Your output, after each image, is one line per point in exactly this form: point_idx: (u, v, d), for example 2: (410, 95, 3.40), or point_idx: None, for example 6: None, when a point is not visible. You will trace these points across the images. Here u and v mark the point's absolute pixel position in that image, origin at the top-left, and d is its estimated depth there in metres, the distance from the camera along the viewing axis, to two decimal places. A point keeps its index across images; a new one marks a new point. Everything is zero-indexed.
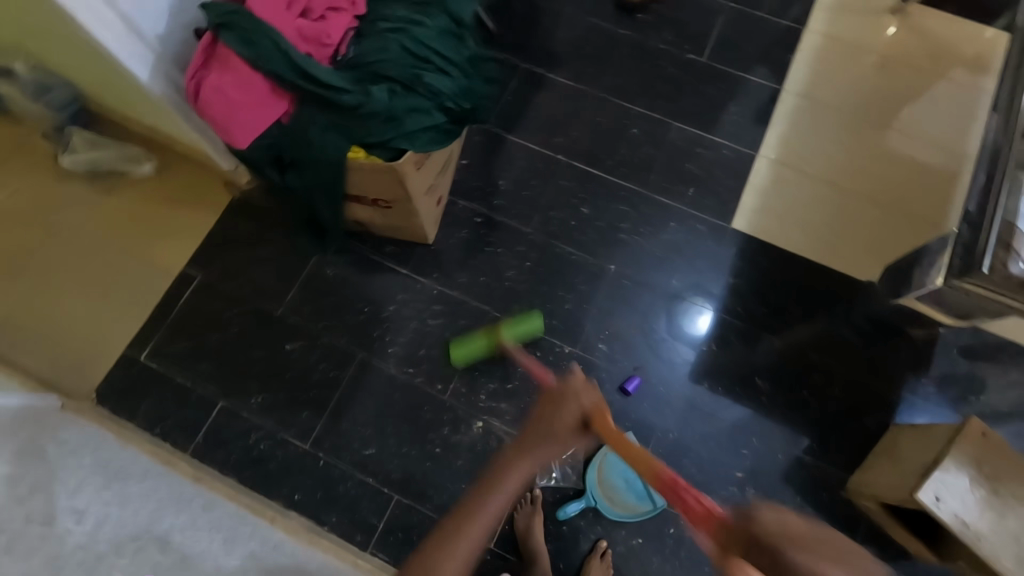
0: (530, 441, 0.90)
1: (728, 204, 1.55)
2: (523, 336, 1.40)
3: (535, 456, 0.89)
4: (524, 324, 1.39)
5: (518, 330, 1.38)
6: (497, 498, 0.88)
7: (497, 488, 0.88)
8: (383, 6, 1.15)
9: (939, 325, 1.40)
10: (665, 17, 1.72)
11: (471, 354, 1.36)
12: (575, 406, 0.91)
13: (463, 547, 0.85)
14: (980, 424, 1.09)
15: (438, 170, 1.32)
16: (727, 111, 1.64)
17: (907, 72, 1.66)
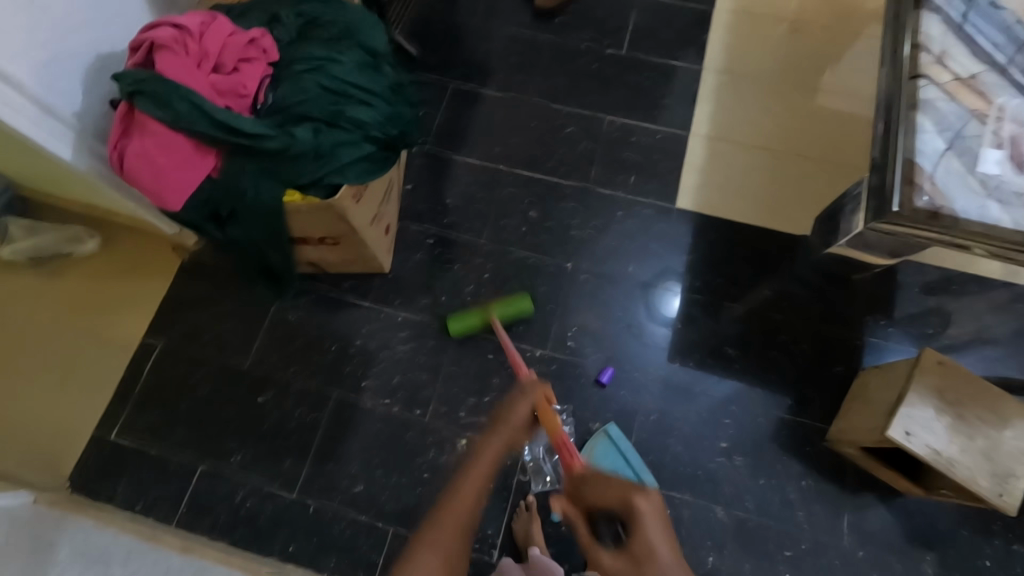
0: (491, 445, 0.89)
1: (670, 185, 1.59)
2: (512, 316, 1.43)
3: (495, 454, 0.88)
4: (512, 303, 1.43)
5: (507, 310, 1.42)
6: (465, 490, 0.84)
7: (469, 478, 0.86)
8: (295, 48, 1.16)
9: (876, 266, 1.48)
10: (581, 17, 1.78)
11: (465, 328, 1.42)
12: (527, 405, 0.94)
13: (450, 530, 0.81)
14: (936, 354, 1.13)
15: (380, 199, 1.33)
16: (654, 96, 1.68)
17: (811, 32, 1.74)
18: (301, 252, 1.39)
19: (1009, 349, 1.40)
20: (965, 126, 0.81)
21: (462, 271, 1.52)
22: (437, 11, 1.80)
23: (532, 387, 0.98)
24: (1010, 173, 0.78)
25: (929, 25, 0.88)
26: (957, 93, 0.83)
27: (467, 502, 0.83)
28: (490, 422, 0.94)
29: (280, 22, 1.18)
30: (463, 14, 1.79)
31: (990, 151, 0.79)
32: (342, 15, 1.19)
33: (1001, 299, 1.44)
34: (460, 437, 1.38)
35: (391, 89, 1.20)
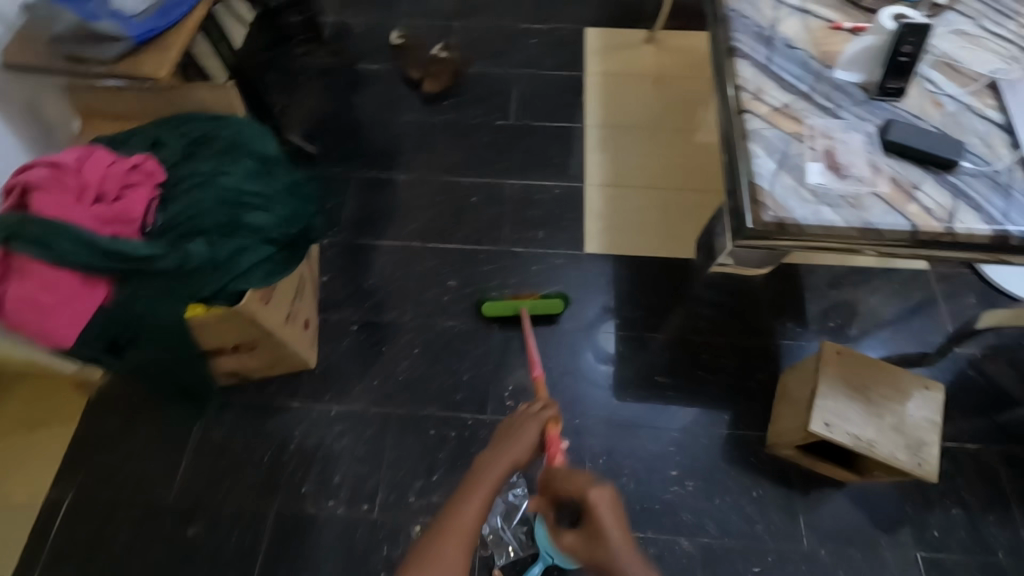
0: (490, 462, 0.95)
1: (577, 233, 1.68)
2: (546, 310, 1.51)
3: (492, 480, 0.91)
4: (543, 301, 1.51)
5: (539, 302, 1.51)
6: (455, 536, 0.83)
7: (470, 492, 0.89)
8: (182, 167, 1.17)
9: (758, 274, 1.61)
10: (468, 98, 1.92)
11: (497, 310, 1.52)
12: (534, 425, 1.00)
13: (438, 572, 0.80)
14: (833, 344, 1.22)
15: (291, 296, 1.32)
16: (546, 156, 1.82)
17: (665, 81, 1.96)
18: (217, 364, 1.34)
19: (902, 326, 1.54)
20: (788, 147, 0.93)
21: (391, 351, 1.51)
22: (332, 110, 1.89)
23: (541, 407, 1.03)
24: (831, 180, 0.90)
25: (743, 69, 1.02)
26: (777, 120, 0.96)
27: (465, 529, 0.84)
28: (498, 437, 1.00)
29: (164, 145, 1.20)
30: (357, 109, 1.89)
31: (811, 164, 0.91)
32: (227, 130, 1.23)
33: (882, 284, 1.59)
34: (414, 523, 1.32)
35: (287, 189, 1.23)
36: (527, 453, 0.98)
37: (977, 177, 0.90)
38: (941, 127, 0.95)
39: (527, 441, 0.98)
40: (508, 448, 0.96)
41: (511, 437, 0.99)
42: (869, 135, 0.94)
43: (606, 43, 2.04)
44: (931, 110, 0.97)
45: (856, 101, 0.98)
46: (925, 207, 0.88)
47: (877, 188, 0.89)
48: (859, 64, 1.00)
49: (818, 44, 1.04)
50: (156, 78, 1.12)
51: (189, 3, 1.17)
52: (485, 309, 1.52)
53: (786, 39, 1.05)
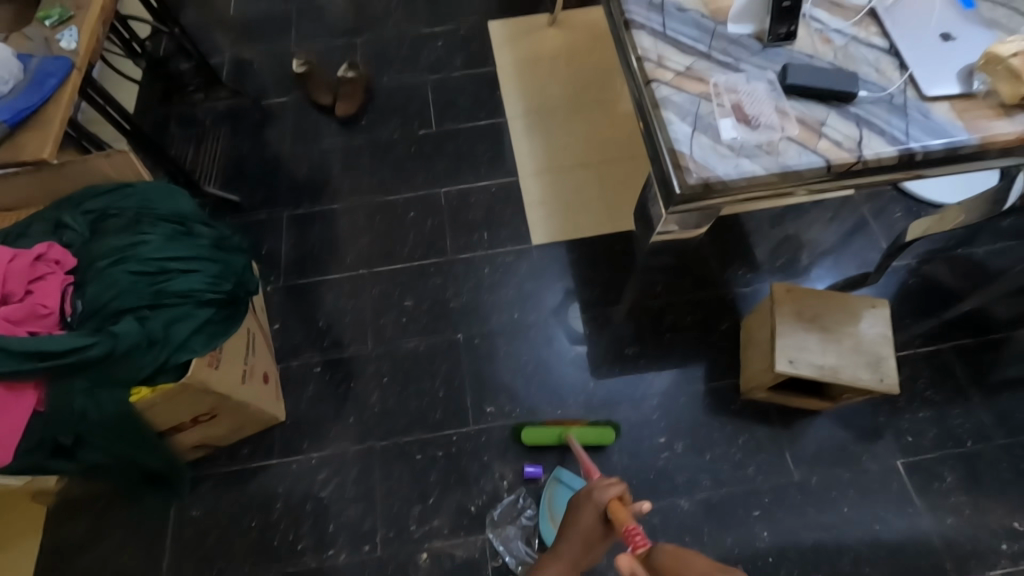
0: (561, 552, 1.01)
1: (520, 226, 1.68)
2: (594, 441, 1.37)
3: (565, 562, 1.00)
4: (594, 429, 1.37)
5: (589, 434, 1.37)
6: None
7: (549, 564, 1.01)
8: (92, 247, 1.10)
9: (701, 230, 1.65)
10: (384, 113, 1.88)
11: (542, 439, 1.36)
12: (591, 509, 0.98)
13: None
14: (782, 284, 1.27)
15: (243, 352, 1.26)
16: (475, 157, 1.80)
17: (575, 59, 1.97)
18: (179, 440, 1.27)
19: (842, 252, 1.61)
20: (698, 109, 0.95)
21: (360, 385, 1.48)
22: (247, 152, 1.81)
23: (599, 487, 0.99)
24: (745, 131, 0.92)
25: (641, 39, 1.03)
26: (683, 84, 0.98)
27: None
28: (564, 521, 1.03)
29: (67, 227, 1.12)
30: (271, 146, 1.82)
31: (724, 121, 0.93)
32: (133, 199, 1.16)
33: (816, 216, 1.66)
34: (420, 552, 1.30)
35: (213, 247, 1.17)
36: (591, 535, 0.99)
37: (876, 103, 0.94)
38: (834, 63, 0.99)
39: (588, 517, 0.99)
40: (577, 537, 0.99)
41: (572, 523, 1.00)
42: (770, 82, 0.97)
43: (510, 33, 2.03)
44: (822, 47, 1.01)
45: (753, 52, 1.01)
46: (834, 140, 0.91)
47: (788, 132, 0.92)
48: (748, 15, 1.03)
49: (706, 3, 1.07)
50: (40, 159, 1.04)
51: (60, 74, 1.09)
52: (523, 435, 1.37)
53: (675, 2, 1.07)
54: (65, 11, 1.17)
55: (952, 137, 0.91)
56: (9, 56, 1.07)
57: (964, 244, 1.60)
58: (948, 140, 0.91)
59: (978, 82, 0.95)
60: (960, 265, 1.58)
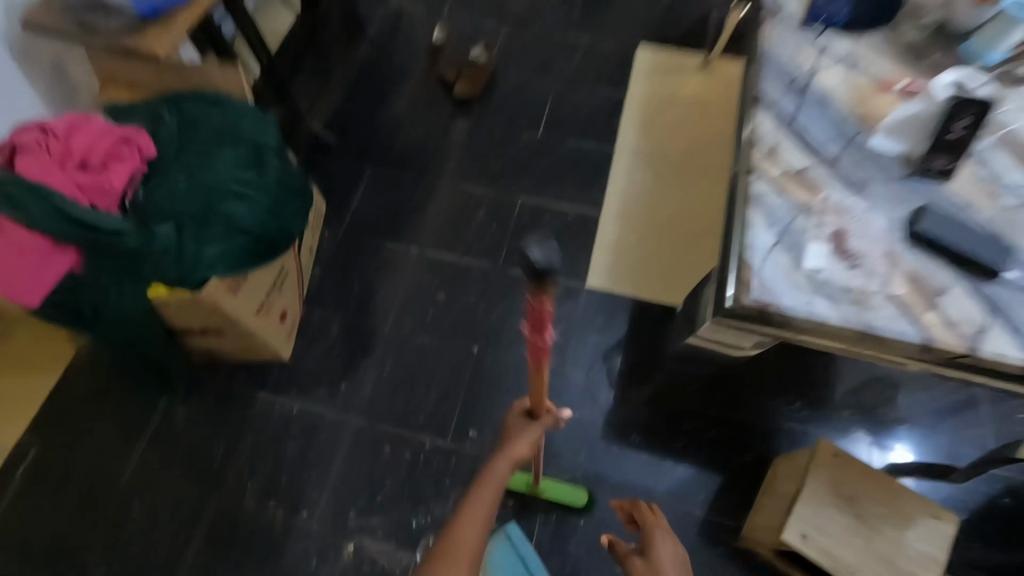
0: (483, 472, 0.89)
1: (580, 264, 1.58)
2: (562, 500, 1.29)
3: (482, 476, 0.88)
4: (568, 488, 1.29)
5: (560, 493, 1.28)
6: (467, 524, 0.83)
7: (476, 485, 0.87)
8: (174, 146, 1.16)
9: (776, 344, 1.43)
10: (497, 105, 1.85)
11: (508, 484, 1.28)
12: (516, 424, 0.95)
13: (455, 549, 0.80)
14: (830, 443, 1.06)
15: (266, 288, 1.29)
16: (565, 178, 1.72)
17: (710, 111, 1.81)
18: (188, 343, 1.34)
19: (928, 430, 1.34)
20: (792, 220, 0.80)
21: (364, 358, 1.48)
22: (360, 102, 1.87)
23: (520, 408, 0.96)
24: (838, 266, 0.76)
25: (760, 120, 0.89)
26: (787, 187, 0.83)
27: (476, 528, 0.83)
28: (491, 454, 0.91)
29: (162, 119, 1.19)
30: (385, 104, 1.86)
31: (815, 248, 0.78)
32: (223, 113, 1.21)
33: (913, 377, 1.40)
34: (347, 542, 1.27)
35: (273, 183, 1.21)
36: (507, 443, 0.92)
37: (1018, 294, 0.75)
38: (988, 224, 0.81)
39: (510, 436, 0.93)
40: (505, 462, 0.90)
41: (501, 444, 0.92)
42: (896, 219, 0.81)
43: (656, 64, 1.90)
44: (977, 203, 0.82)
45: (889, 177, 0.84)
46: (947, 318, 0.74)
47: (892, 287, 0.75)
48: (903, 133, 0.84)
49: (856, 103, 0.90)
50: (154, 54, 1.11)
51: None
52: None
53: (819, 90, 0.91)
54: None
55: None
56: None
57: None
58: None
59: None
60: None
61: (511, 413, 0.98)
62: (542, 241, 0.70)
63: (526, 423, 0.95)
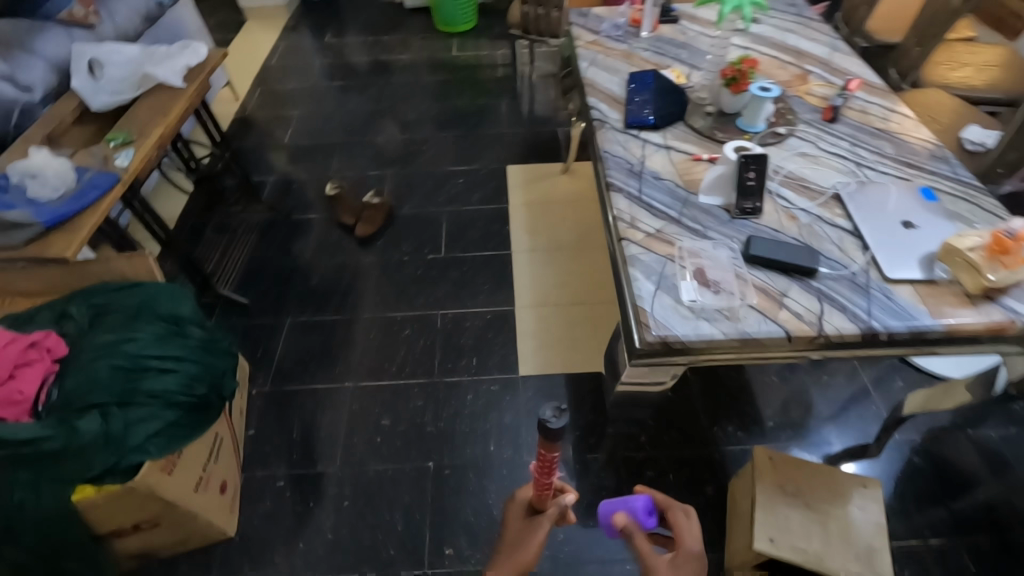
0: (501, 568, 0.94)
1: (509, 356, 1.70)
2: None
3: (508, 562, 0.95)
4: None
5: None
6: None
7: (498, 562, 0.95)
8: (89, 339, 1.15)
9: (722, 381, 1.62)
10: (400, 237, 2.06)
11: None
12: (518, 509, 1.05)
13: None
14: (765, 451, 1.21)
15: (205, 457, 1.25)
16: (477, 284, 1.90)
17: (550, 215, 2.12)
18: (118, 545, 1.21)
19: (840, 417, 1.53)
20: (663, 268, 0.99)
21: (317, 508, 1.41)
22: (267, 259, 1.97)
23: (523, 494, 1.08)
24: (816, 229, 1.04)
25: (618, 201, 1.12)
26: (651, 245, 1.03)
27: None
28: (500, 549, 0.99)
29: (70, 318, 1.18)
30: (293, 257, 1.97)
31: (652, 276, 0.98)
32: (138, 296, 1.24)
33: (813, 376, 1.61)
34: None
35: (200, 348, 1.24)
36: (524, 534, 1.00)
37: (837, 280, 0.96)
38: (799, 238, 1.03)
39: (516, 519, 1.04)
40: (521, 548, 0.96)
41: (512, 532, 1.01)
42: (734, 251, 1.01)
43: (531, 178, 2.28)
44: (836, 208, 1.08)
45: (720, 222, 1.07)
46: (795, 312, 0.92)
47: (748, 299, 0.94)
48: (719, 189, 1.10)
49: (682, 174, 1.17)
50: (63, 259, 1.12)
51: (105, 187, 1.22)
52: None
53: (653, 172, 1.18)
54: (128, 137, 1.37)
55: (915, 320, 0.90)
56: (67, 169, 1.22)
57: (973, 425, 1.50)
58: (909, 323, 0.90)
59: (939, 270, 0.95)
60: (974, 448, 1.46)
61: (508, 513, 1.06)
62: (556, 413, 0.83)
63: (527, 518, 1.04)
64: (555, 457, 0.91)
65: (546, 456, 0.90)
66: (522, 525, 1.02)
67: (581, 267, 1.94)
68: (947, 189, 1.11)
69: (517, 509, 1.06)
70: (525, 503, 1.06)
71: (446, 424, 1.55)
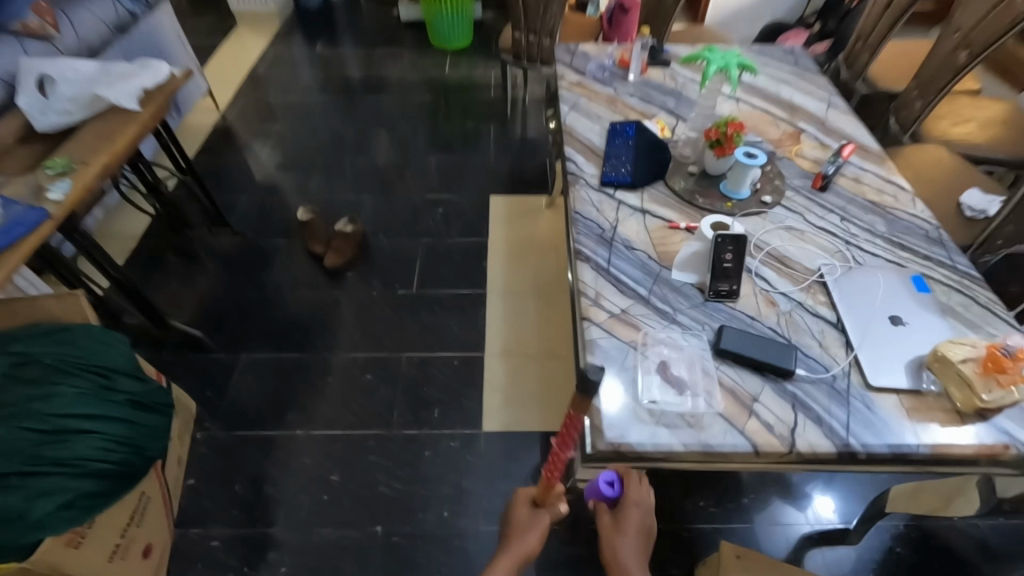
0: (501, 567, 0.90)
1: (474, 409, 1.60)
2: None
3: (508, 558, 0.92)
4: None
5: None
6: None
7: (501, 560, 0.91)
8: (1, 394, 1.04)
9: None
10: (371, 270, 1.96)
11: None
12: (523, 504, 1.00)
13: None
14: (732, 547, 1.12)
15: (125, 521, 1.15)
16: (445, 325, 1.81)
17: (529, 253, 2.03)
18: None
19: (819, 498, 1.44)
20: (624, 358, 0.89)
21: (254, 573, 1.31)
22: (229, 289, 1.87)
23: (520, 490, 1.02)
24: (798, 318, 0.95)
25: (582, 272, 1.03)
26: (614, 328, 0.94)
27: None
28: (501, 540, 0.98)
29: None
30: (257, 287, 1.88)
31: (607, 365, 0.89)
32: (65, 346, 1.13)
33: None
34: None
35: (131, 407, 1.15)
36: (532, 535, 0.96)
37: (814, 384, 0.86)
38: (777, 329, 0.94)
39: (524, 518, 0.98)
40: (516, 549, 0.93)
41: (516, 534, 0.96)
42: (704, 341, 0.92)
43: (514, 211, 2.19)
44: (820, 294, 0.99)
45: (692, 303, 0.98)
46: (765, 422, 0.82)
47: (715, 403, 0.84)
48: (692, 267, 1.01)
49: (656, 245, 1.08)
50: None
51: (31, 224, 1.13)
52: None
53: (624, 239, 1.09)
54: (69, 165, 1.27)
55: (897, 440, 0.80)
56: None
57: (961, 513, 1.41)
58: (892, 442, 0.80)
59: (927, 380, 0.86)
60: (957, 540, 1.37)
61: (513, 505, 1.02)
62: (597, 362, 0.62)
63: (533, 515, 0.99)
64: (581, 424, 0.74)
65: (568, 426, 0.74)
66: (528, 520, 0.98)
67: (560, 313, 1.85)
68: (941, 278, 1.02)
69: (522, 504, 1.01)
70: (531, 497, 1.01)
71: (400, 483, 1.45)
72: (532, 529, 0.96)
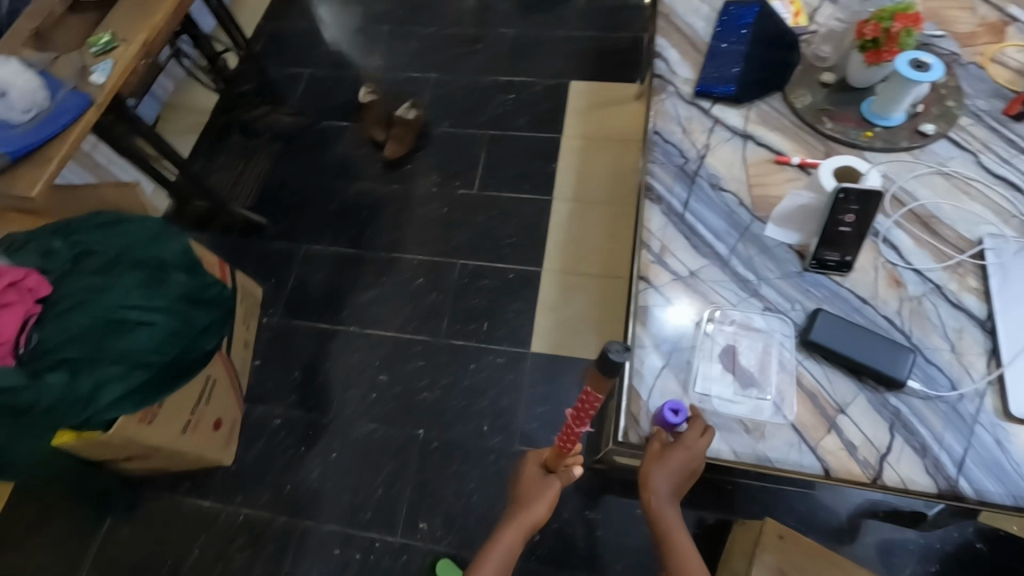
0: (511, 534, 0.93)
1: (523, 328, 1.53)
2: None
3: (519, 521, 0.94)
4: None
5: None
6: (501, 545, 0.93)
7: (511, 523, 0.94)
8: (69, 283, 1.11)
9: None
10: (430, 163, 1.82)
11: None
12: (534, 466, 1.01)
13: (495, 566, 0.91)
14: (775, 524, 1.03)
15: (193, 400, 1.26)
16: (503, 233, 1.68)
17: (605, 155, 1.78)
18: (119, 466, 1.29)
19: None
20: (697, 327, 0.91)
21: (307, 454, 1.43)
22: (290, 175, 1.84)
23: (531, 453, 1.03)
24: (925, 306, 0.90)
25: (652, 218, 0.99)
26: (690, 288, 0.94)
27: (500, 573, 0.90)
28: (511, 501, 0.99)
29: (53, 254, 1.14)
30: (316, 174, 1.83)
31: (669, 341, 0.91)
32: (120, 239, 1.17)
33: None
34: None
35: (184, 301, 1.17)
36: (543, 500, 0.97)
37: (926, 400, 0.85)
38: (897, 316, 0.90)
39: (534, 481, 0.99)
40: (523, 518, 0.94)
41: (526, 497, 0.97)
42: (798, 323, 0.90)
43: (595, 102, 1.88)
44: (970, 277, 0.92)
45: (786, 273, 0.94)
46: (852, 443, 0.83)
47: (795, 407, 0.85)
48: (794, 223, 0.95)
49: (753, 185, 1.00)
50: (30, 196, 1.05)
51: (75, 112, 1.10)
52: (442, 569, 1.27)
53: (710, 175, 1.01)
54: (111, 42, 1.19)
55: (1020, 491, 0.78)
56: (37, 86, 1.08)
57: None
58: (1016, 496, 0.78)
59: None
60: None
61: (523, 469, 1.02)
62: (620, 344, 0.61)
63: (543, 480, 0.99)
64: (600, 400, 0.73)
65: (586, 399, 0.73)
66: (540, 482, 0.99)
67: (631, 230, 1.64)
68: None
69: (533, 468, 1.01)
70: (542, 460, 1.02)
71: (442, 392, 1.47)
72: (547, 492, 0.97)
